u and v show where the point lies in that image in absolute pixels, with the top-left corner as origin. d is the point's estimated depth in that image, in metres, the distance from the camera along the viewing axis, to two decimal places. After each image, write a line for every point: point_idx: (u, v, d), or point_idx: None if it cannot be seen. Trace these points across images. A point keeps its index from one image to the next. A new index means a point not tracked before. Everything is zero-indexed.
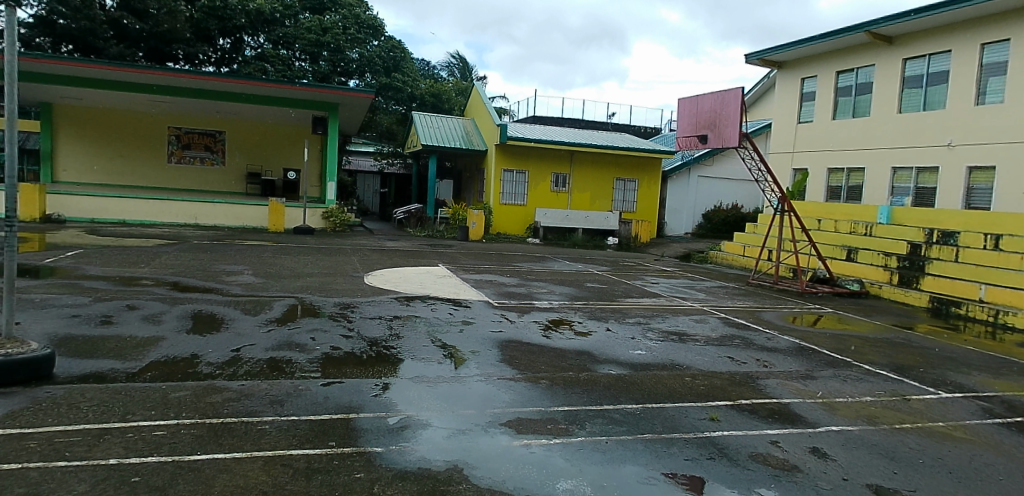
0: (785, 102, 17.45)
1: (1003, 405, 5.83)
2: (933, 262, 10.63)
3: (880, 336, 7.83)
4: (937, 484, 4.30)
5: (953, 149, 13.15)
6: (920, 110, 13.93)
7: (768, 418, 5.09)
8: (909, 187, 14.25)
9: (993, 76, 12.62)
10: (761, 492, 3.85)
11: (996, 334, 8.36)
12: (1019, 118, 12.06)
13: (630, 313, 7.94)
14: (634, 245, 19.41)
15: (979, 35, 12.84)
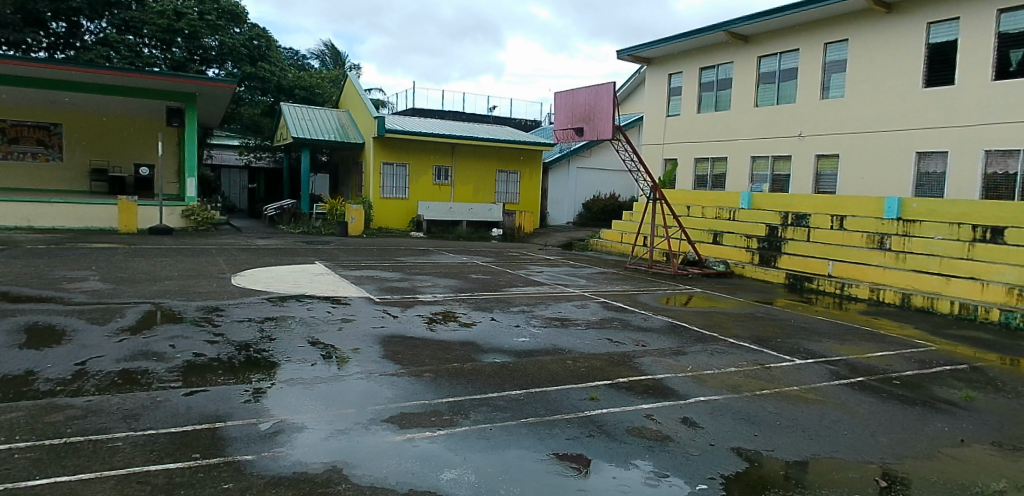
0: (654, 95, 18.43)
1: (847, 367, 6.54)
2: (789, 242, 11.71)
3: (744, 311, 8.52)
4: (791, 442, 4.79)
5: (803, 139, 14.51)
6: (774, 103, 15.23)
7: (643, 393, 5.39)
8: (766, 175, 15.50)
9: (835, 73, 14.07)
10: (636, 464, 4.12)
11: (842, 304, 9.38)
12: (857, 110, 13.52)
13: (514, 302, 8.08)
14: (518, 236, 19.40)
15: (822, 36, 14.22)
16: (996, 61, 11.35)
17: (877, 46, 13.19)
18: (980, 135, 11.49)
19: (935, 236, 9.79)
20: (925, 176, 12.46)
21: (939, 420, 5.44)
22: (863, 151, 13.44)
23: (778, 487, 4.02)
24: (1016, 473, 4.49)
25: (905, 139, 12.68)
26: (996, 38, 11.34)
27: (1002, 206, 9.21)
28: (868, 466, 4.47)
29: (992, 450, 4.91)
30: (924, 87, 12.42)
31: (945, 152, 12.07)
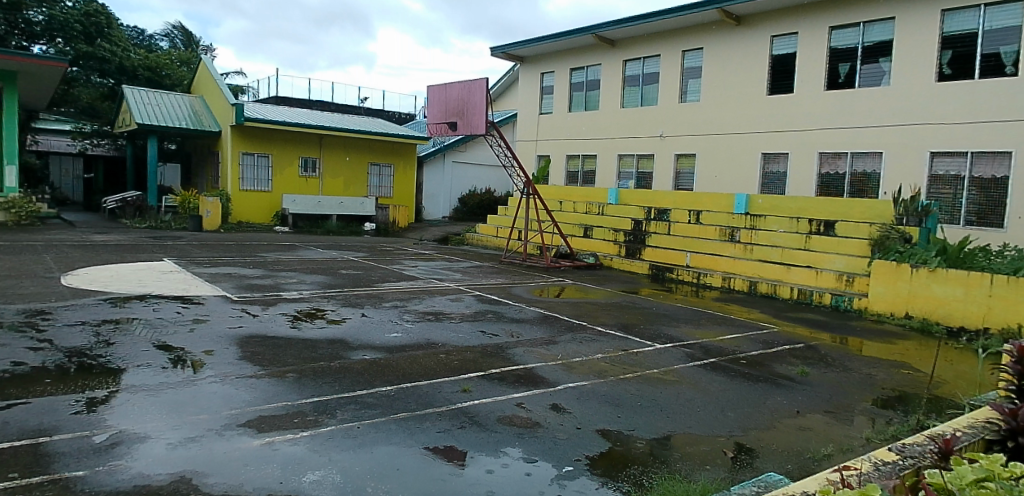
0: (528, 94, 19.05)
1: (701, 349, 7.12)
2: (652, 235, 12.41)
3: (612, 301, 9.00)
4: (649, 421, 5.14)
5: (664, 139, 15.56)
6: (638, 105, 16.19)
7: (515, 383, 5.55)
8: (632, 172, 16.46)
9: (692, 78, 15.17)
10: (507, 451, 4.23)
11: (698, 292, 10.17)
12: (710, 114, 14.69)
13: (386, 297, 7.98)
14: (393, 230, 19.37)
15: (680, 43, 15.30)
16: (827, 72, 12.80)
17: (728, 55, 14.41)
18: (815, 139, 12.90)
19: (776, 229, 10.89)
20: (770, 175, 13.78)
21: (778, 394, 6.08)
22: (718, 151, 14.59)
23: (638, 463, 4.31)
24: (838, 437, 5.13)
25: (753, 141, 13.93)
26: (828, 52, 12.79)
27: (835, 203, 10.43)
28: (718, 440, 4.90)
29: (820, 418, 5.57)
30: (768, 94, 13.72)
31: (786, 154, 13.42)
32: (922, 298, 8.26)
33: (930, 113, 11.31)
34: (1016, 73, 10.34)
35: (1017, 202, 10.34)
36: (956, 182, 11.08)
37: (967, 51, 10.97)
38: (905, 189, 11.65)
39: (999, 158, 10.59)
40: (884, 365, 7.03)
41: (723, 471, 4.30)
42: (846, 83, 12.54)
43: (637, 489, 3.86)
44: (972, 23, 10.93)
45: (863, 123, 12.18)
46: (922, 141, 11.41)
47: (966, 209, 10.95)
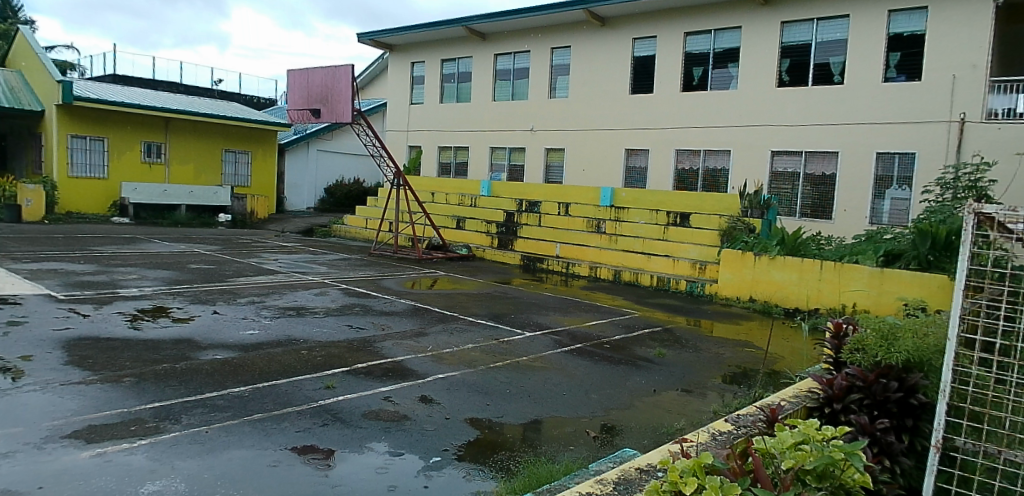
0: (397, 82, 19.12)
1: (568, 335, 7.43)
2: (523, 227, 12.83)
3: (483, 291, 9.14)
4: (516, 407, 5.31)
5: (535, 133, 16.05)
6: (510, 99, 16.60)
7: (382, 376, 5.50)
8: (505, 164, 16.77)
9: (561, 75, 15.75)
10: (372, 446, 4.18)
11: (567, 281, 10.59)
12: (576, 110, 15.37)
13: (242, 293, 7.56)
14: (252, 222, 18.83)
15: (549, 41, 15.84)
16: (683, 75, 13.75)
17: (592, 55, 15.10)
18: (673, 137, 13.84)
19: (638, 220, 11.60)
20: (633, 169, 14.60)
21: (638, 375, 6.49)
22: (589, 145, 15.19)
23: (506, 448, 4.44)
24: (689, 411, 5.59)
25: (618, 137, 14.69)
26: (684, 55, 13.73)
27: (686, 197, 11.18)
28: (582, 421, 5.16)
29: (674, 395, 6.03)
30: (630, 93, 14.51)
31: (647, 150, 14.29)
32: (763, 283, 9.15)
33: (772, 116, 12.51)
34: (843, 82, 11.72)
35: (842, 197, 11.73)
36: (793, 178, 12.38)
37: (801, 61, 12.28)
38: (750, 184, 12.84)
39: (828, 157, 11.95)
40: (730, 344, 7.73)
41: (585, 450, 4.52)
42: (699, 85, 13.55)
43: (503, 474, 3.98)
44: (806, 35, 12.24)
45: (715, 123, 13.23)
46: (766, 141, 12.60)
47: (801, 203, 12.27)
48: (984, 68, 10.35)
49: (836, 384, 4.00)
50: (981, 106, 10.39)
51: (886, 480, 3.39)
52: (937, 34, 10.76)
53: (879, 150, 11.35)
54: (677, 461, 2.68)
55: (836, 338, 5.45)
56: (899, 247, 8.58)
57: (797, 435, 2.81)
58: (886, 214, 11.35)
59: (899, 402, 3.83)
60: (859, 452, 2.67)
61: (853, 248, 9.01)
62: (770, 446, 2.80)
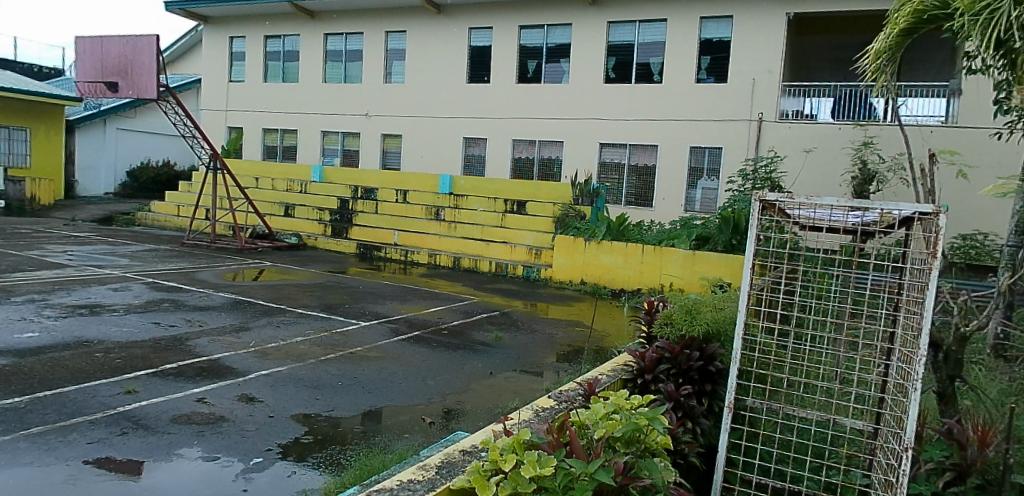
0: (213, 56, 17.93)
1: (405, 323, 7.43)
2: (359, 215, 12.60)
3: (315, 282, 8.82)
4: (348, 399, 5.19)
5: (370, 118, 15.86)
6: (342, 82, 16.25)
7: (195, 376, 5.12)
8: (337, 149, 16.41)
9: (395, 60, 15.64)
10: (183, 453, 3.86)
11: (406, 269, 10.58)
12: (411, 95, 15.37)
13: (18, 291, 6.61)
14: (32, 208, 16.68)
15: (384, 24, 15.63)
16: (518, 67, 14.20)
17: (427, 41, 15.15)
18: (508, 127, 14.26)
19: (477, 208, 11.81)
20: (470, 157, 14.83)
21: (474, 359, 6.64)
22: (431, 132, 15.17)
23: (337, 442, 4.33)
24: (523, 390, 5.84)
25: (456, 125, 14.85)
26: (519, 48, 14.17)
27: (530, 185, 11.44)
28: (416, 408, 5.17)
29: (509, 376, 6.28)
30: (467, 82, 14.72)
31: (484, 139, 14.59)
32: (593, 266, 9.78)
33: (601, 109, 13.35)
34: (662, 81, 12.81)
35: (662, 186, 12.84)
36: (618, 169, 13.33)
37: (626, 59, 13.22)
38: (581, 174, 13.58)
39: (649, 150, 13.02)
40: (563, 324, 8.20)
41: (419, 437, 4.54)
42: (534, 78, 14.09)
43: (332, 469, 3.86)
44: (629, 36, 13.20)
45: (548, 114, 13.86)
46: (595, 134, 13.42)
47: (627, 192, 13.25)
48: (777, 73, 11.84)
49: (648, 356, 4.43)
50: (775, 107, 11.85)
51: (690, 440, 3.85)
52: (741, 41, 12.12)
53: (693, 144, 12.55)
54: (499, 439, 2.76)
55: (649, 314, 6.05)
56: (708, 232, 9.55)
57: (608, 407, 3.04)
58: (698, 202, 12.62)
59: (700, 369, 4.35)
60: (660, 418, 2.97)
61: (670, 233, 9.92)
62: (585, 418, 3.00)
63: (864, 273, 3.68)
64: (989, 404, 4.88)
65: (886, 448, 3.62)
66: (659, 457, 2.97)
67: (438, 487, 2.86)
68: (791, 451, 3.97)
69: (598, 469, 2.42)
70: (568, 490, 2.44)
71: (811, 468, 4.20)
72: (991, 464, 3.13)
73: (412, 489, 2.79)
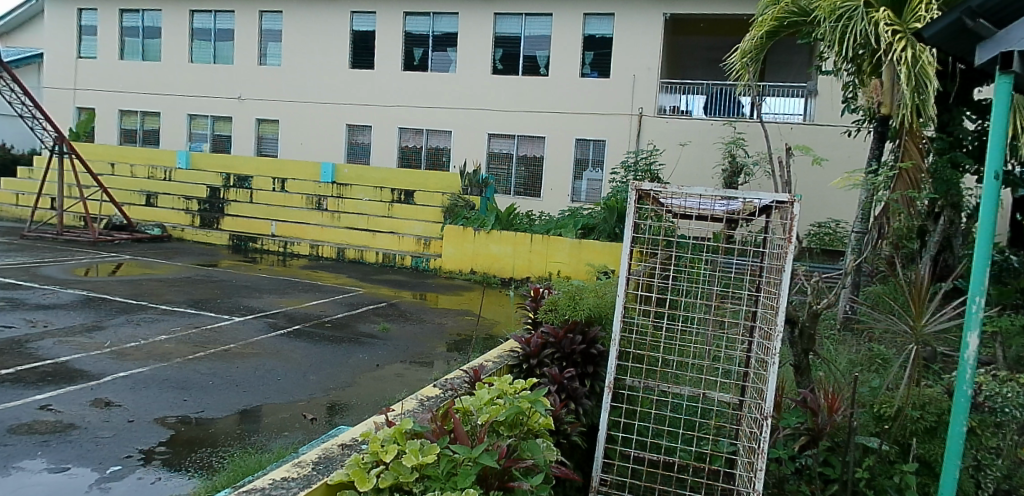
0: (58, 31, 16.30)
1: (284, 317, 7.17)
2: (231, 204, 12.08)
3: (182, 276, 8.27)
4: (220, 398, 4.90)
5: (242, 102, 15.02)
6: (210, 62, 15.30)
7: (38, 382, 4.66)
8: (206, 134, 15.45)
9: (271, 41, 14.95)
10: (22, 466, 3.47)
11: (285, 262, 10.18)
12: (287, 79, 14.74)
13: None
14: None
15: (257, 3, 14.89)
16: (404, 54, 14.01)
17: (304, 23, 14.58)
18: (395, 115, 14.05)
19: (362, 197, 11.50)
20: (355, 145, 14.43)
21: (360, 352, 6.50)
22: (316, 120, 14.61)
23: (207, 445, 4.06)
24: (411, 380, 5.79)
25: (338, 112, 14.42)
26: (404, 35, 13.99)
27: (414, 174, 11.34)
28: (297, 404, 4.97)
29: (397, 367, 6.19)
30: (350, 67, 14.34)
31: (370, 127, 14.26)
32: (483, 256, 9.87)
33: (488, 99, 13.46)
34: (548, 74, 13.11)
35: (550, 177, 13.18)
36: (507, 159, 13.50)
37: (512, 51, 13.42)
38: (470, 163, 13.60)
39: (537, 141, 13.30)
40: (452, 314, 8.21)
41: (301, 434, 4.36)
42: (420, 66, 13.97)
43: (202, 472, 3.62)
44: (515, 29, 13.39)
45: (435, 103, 13.78)
46: (482, 125, 13.51)
47: (515, 182, 13.49)
48: (656, 70, 12.49)
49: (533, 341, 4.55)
50: (653, 103, 12.50)
51: (572, 420, 3.96)
52: (622, 38, 12.66)
53: (578, 136, 12.98)
54: (380, 431, 2.63)
55: (535, 300, 6.23)
56: (594, 221, 9.93)
57: (493, 392, 3.11)
58: (584, 193, 13.08)
59: (583, 352, 4.49)
60: (543, 401, 3.02)
61: (557, 222, 10.20)
62: (469, 404, 3.01)
63: (731, 257, 4.01)
64: (838, 373, 5.50)
65: (751, 417, 3.90)
66: (542, 437, 3.05)
67: (316, 482, 2.57)
68: (667, 425, 4.17)
69: (481, 454, 2.39)
70: (450, 477, 2.36)
71: (685, 440, 4.45)
72: (833, 425, 3.48)
73: (285, 488, 2.48)
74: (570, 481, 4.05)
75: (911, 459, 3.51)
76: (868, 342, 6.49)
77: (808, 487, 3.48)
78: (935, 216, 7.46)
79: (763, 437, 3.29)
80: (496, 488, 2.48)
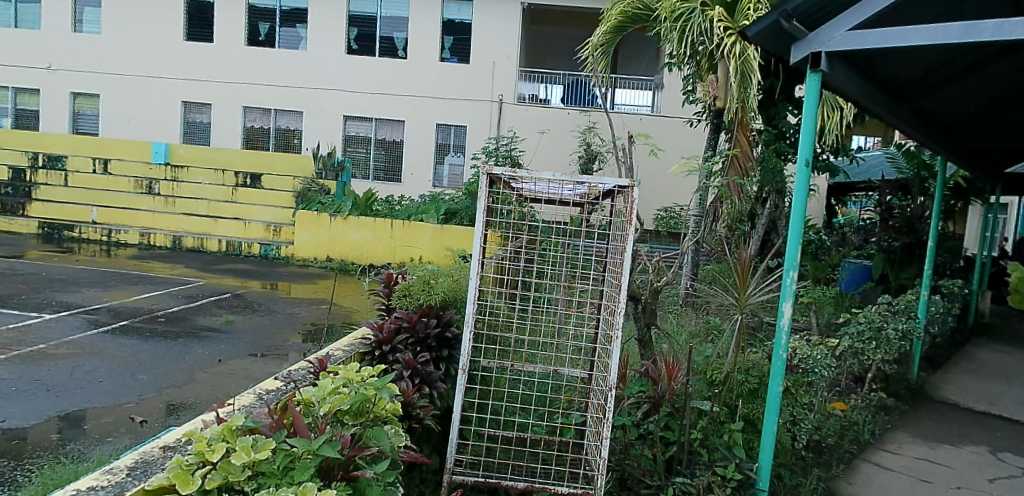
0: None
1: (108, 313, 6.55)
2: (40, 188, 10.95)
3: None
4: (28, 406, 4.37)
5: (53, 72, 13.52)
6: (11, 26, 13.72)
7: None
8: (7, 107, 13.87)
9: (87, 6, 13.57)
10: None
11: (110, 252, 9.29)
12: (106, 49, 13.43)
13: None
14: None
15: None
16: (248, 28, 13.23)
17: None
18: (238, 92, 13.19)
19: (201, 181, 10.67)
20: (193, 124, 13.43)
21: (199, 347, 6.06)
22: (152, 97, 13.40)
23: (10, 458, 3.61)
24: (258, 374, 5.50)
25: (170, 87, 13.31)
26: (248, 7, 13.21)
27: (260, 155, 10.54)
28: (123, 407, 4.54)
29: (242, 361, 5.84)
30: (185, 39, 13.31)
31: (210, 105, 13.32)
32: (340, 242, 9.62)
33: (345, 80, 13.01)
34: (405, 57, 12.99)
35: (410, 162, 13.06)
36: (365, 143, 13.12)
37: (368, 31, 13.13)
38: (324, 146, 13.09)
39: (396, 125, 13.08)
40: (305, 303, 7.90)
41: (128, 439, 3.98)
42: (267, 41, 13.27)
43: (3, 489, 3.21)
44: (371, 8, 13.09)
45: (286, 82, 13.11)
46: (337, 106, 13.04)
47: (374, 167, 13.21)
48: (515, 58, 12.74)
49: (386, 327, 4.43)
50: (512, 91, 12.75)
51: (427, 404, 3.93)
52: (481, 24, 12.77)
53: (438, 121, 12.94)
54: (206, 429, 2.36)
55: (386, 285, 6.16)
56: (455, 206, 9.95)
57: (337, 381, 2.94)
58: (446, 178, 13.12)
59: (438, 336, 4.47)
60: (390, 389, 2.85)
61: (419, 208, 10.11)
62: (311, 395, 2.83)
63: (579, 240, 4.18)
64: (678, 345, 5.95)
65: (599, 390, 4.17)
66: (390, 424, 2.96)
67: (131, 490, 2.26)
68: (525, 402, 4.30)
69: (323, 445, 2.25)
70: (287, 472, 2.19)
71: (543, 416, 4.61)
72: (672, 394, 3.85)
73: None
74: (423, 466, 3.99)
75: (738, 418, 4.01)
76: (707, 316, 7.09)
77: (650, 451, 3.73)
78: (761, 200, 8.28)
79: (607, 407, 3.45)
80: (340, 479, 2.37)
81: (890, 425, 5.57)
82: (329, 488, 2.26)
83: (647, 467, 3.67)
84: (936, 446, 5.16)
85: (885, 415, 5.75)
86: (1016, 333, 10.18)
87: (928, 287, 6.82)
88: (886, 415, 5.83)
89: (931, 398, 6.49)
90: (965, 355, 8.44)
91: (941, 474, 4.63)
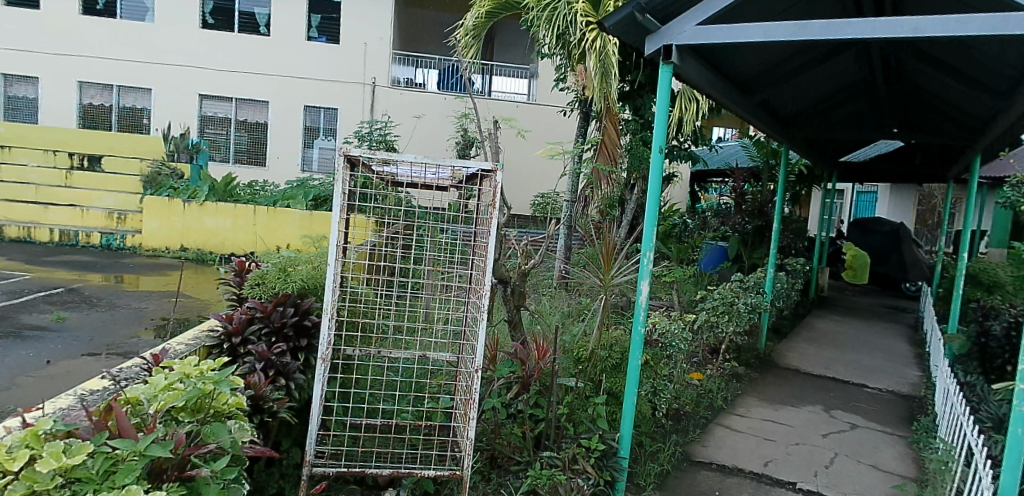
0: None
1: None
2: None
3: None
4: None
5: None
6: None
7: None
8: None
9: None
10: None
11: None
12: None
13: None
14: None
15: None
16: None
17: None
18: (74, 66, 12.07)
19: (26, 162, 9.64)
20: (15, 99, 12.19)
21: (22, 348, 5.48)
22: None
23: None
24: (90, 374, 5.06)
25: None
26: None
27: (98, 135, 9.69)
28: None
29: (75, 361, 5.34)
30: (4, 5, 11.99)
31: (37, 79, 12.12)
32: (196, 231, 9.06)
33: (203, 57, 12.22)
34: (268, 34, 12.41)
35: (275, 145, 12.49)
36: (225, 124, 12.42)
37: (225, 5, 12.41)
38: (176, 126, 12.25)
39: (259, 107, 12.46)
40: (154, 296, 7.36)
41: None
42: (105, 11, 12.22)
43: None
44: None
45: (132, 57, 12.12)
46: (192, 84, 12.21)
47: (236, 150, 12.57)
48: (387, 40, 12.46)
49: (235, 318, 3.84)
50: (386, 74, 12.45)
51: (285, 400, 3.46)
52: (354, 5, 12.39)
53: (306, 103, 12.42)
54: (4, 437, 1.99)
55: (237, 274, 5.89)
56: (325, 192, 9.65)
57: (171, 374, 2.50)
58: (315, 163, 12.70)
59: (295, 325, 3.92)
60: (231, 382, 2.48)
61: (286, 194, 9.72)
62: (139, 393, 2.35)
63: (448, 224, 4.12)
64: (545, 325, 6.12)
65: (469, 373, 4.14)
66: (234, 418, 2.58)
67: None
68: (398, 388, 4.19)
69: (150, 445, 1.96)
70: (109, 476, 1.90)
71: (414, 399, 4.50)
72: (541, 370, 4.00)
73: None
74: (283, 460, 3.61)
75: (602, 392, 4.22)
76: (577, 297, 7.38)
77: (520, 428, 3.83)
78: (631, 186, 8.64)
79: (474, 389, 3.51)
80: (173, 481, 2.13)
81: (740, 391, 6.10)
82: (160, 491, 1.99)
83: (518, 443, 3.77)
84: (780, 408, 5.74)
85: (736, 383, 6.28)
86: (851, 304, 11.46)
87: (774, 265, 7.45)
88: (737, 382, 6.37)
89: (778, 365, 7.16)
90: (807, 325, 9.40)
91: (782, 432, 5.15)
